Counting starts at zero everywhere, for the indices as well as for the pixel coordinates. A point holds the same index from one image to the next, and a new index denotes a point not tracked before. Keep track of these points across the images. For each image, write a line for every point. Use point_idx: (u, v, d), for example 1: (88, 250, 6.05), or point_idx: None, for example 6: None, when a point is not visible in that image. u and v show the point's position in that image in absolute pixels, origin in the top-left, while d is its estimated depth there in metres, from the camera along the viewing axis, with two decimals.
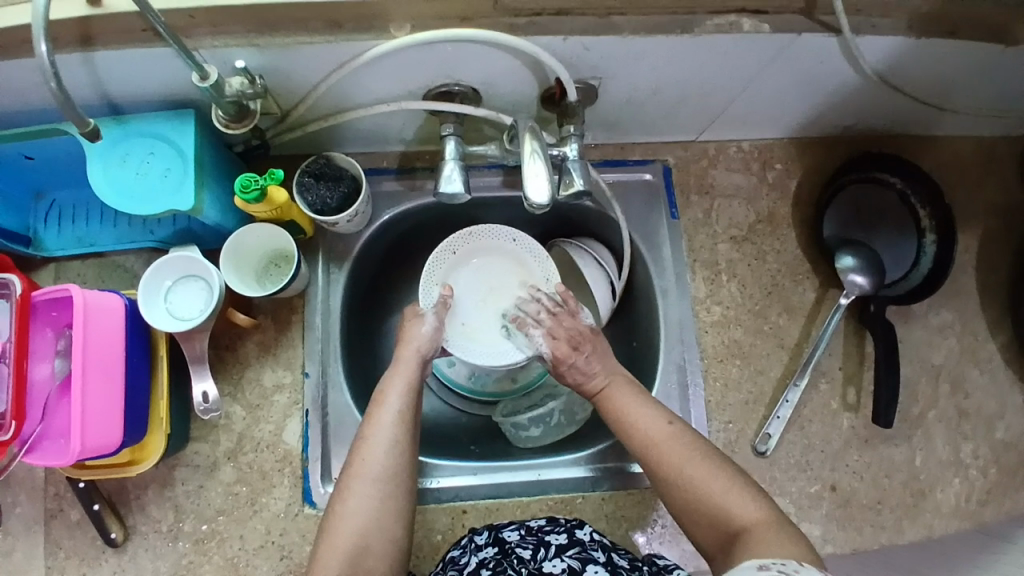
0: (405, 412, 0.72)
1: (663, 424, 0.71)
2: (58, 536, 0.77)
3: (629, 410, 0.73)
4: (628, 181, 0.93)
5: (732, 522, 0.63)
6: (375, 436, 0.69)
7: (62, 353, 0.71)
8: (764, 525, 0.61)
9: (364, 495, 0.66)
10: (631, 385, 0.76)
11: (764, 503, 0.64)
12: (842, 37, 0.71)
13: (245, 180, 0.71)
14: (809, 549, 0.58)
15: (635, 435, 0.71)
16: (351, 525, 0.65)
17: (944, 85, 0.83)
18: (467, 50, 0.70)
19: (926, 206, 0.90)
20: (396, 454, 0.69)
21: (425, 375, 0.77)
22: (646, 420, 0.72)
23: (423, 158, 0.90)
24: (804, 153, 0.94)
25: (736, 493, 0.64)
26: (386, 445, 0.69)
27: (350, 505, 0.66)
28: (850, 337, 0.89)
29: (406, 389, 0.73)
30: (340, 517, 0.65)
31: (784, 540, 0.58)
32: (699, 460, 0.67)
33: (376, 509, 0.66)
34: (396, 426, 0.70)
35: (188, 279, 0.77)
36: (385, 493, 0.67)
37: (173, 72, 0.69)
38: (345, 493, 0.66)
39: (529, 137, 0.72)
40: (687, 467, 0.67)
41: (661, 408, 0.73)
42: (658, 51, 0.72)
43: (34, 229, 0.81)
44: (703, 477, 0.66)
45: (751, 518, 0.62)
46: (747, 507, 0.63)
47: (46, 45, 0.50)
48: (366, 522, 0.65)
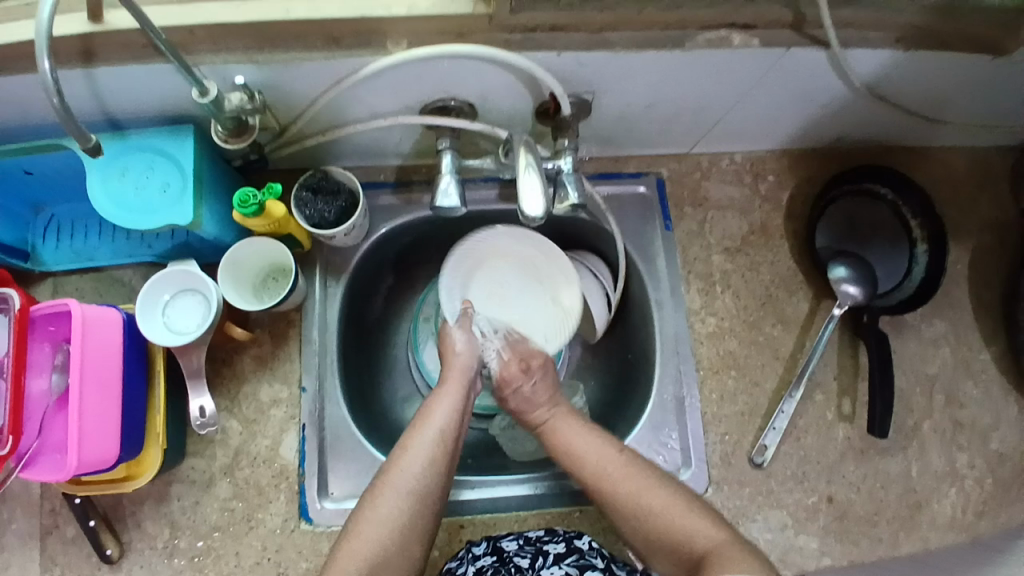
0: (448, 433, 0.72)
1: (614, 453, 0.72)
2: (51, 553, 0.76)
3: (574, 440, 0.74)
4: (623, 194, 0.94)
5: (693, 547, 0.63)
6: (419, 449, 0.69)
7: (59, 367, 0.70)
8: (721, 545, 0.62)
9: (394, 506, 0.66)
10: (577, 419, 0.77)
11: (723, 527, 0.64)
12: (831, 51, 0.72)
13: (243, 196, 0.72)
14: (768, 565, 0.59)
15: (585, 464, 0.72)
16: (374, 533, 0.64)
17: (931, 97, 0.84)
18: (463, 65, 0.71)
19: (916, 217, 0.91)
20: (433, 471, 0.68)
21: (471, 399, 0.78)
22: (590, 449, 0.73)
23: (419, 172, 0.91)
24: (796, 165, 0.95)
25: (694, 517, 0.65)
26: (423, 460, 0.69)
27: (375, 515, 0.65)
28: (844, 348, 0.90)
29: (455, 411, 0.74)
30: (369, 523, 0.65)
31: (742, 557, 0.59)
32: (648, 485, 0.68)
33: (401, 524, 0.65)
34: (437, 442, 0.70)
35: (186, 293, 0.77)
36: (414, 508, 0.66)
37: (172, 87, 0.70)
38: (376, 501, 0.66)
39: (524, 151, 0.73)
40: (643, 494, 0.68)
41: (602, 435, 0.74)
42: (651, 66, 0.73)
43: (32, 243, 0.82)
44: (660, 504, 0.67)
45: (712, 540, 0.63)
46: (704, 533, 0.64)
47: (49, 61, 0.50)
48: (387, 535, 0.64)
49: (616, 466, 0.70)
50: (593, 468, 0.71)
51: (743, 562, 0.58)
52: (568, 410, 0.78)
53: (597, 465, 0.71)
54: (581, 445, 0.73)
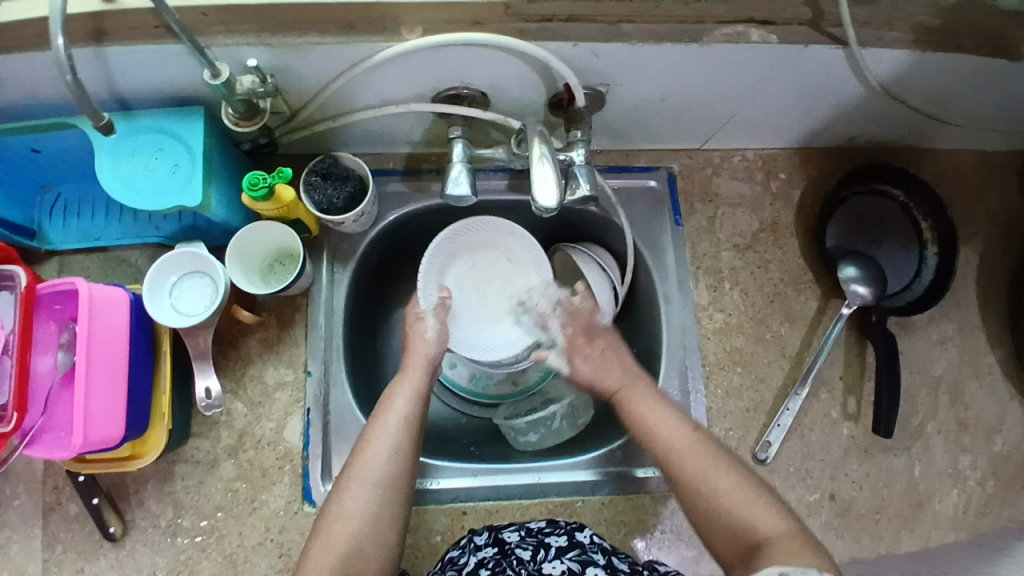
0: (411, 420, 0.72)
1: (687, 430, 0.71)
2: (56, 530, 0.77)
3: (649, 417, 0.73)
4: (633, 188, 0.93)
5: (754, 533, 0.62)
6: (381, 439, 0.69)
7: (64, 346, 0.71)
8: (785, 536, 0.60)
9: (360, 498, 0.66)
10: (646, 390, 0.76)
11: (784, 517, 0.63)
12: (848, 49, 0.71)
13: (252, 179, 0.72)
14: (828, 560, 0.58)
15: (665, 445, 0.70)
16: (343, 528, 0.64)
17: (948, 98, 0.83)
18: (477, 54, 0.70)
19: (927, 219, 0.90)
20: (396, 460, 0.68)
21: (432, 383, 0.78)
22: (666, 425, 0.71)
23: (429, 160, 0.90)
24: (808, 163, 0.95)
25: (757, 504, 0.64)
26: (387, 450, 0.69)
27: (343, 510, 0.65)
28: (850, 347, 0.90)
29: (414, 396, 0.74)
30: (336, 519, 0.65)
31: (805, 552, 0.58)
32: (719, 465, 0.67)
33: (371, 514, 0.65)
34: (399, 432, 0.70)
35: (193, 275, 0.77)
36: (383, 497, 0.66)
37: (184, 69, 0.69)
38: (343, 495, 0.66)
39: (537, 141, 0.72)
40: (711, 475, 0.66)
41: (670, 411, 0.73)
42: (667, 59, 0.73)
43: (39, 222, 0.82)
44: (728, 485, 0.65)
45: (773, 531, 0.61)
46: (769, 521, 0.62)
47: (62, 39, 0.50)
48: (357, 530, 0.64)
49: (690, 445, 0.69)
50: (673, 448, 0.69)
51: (804, 555, 0.57)
52: (625, 377, 0.77)
53: (679, 445, 0.69)
54: (662, 424, 0.72)
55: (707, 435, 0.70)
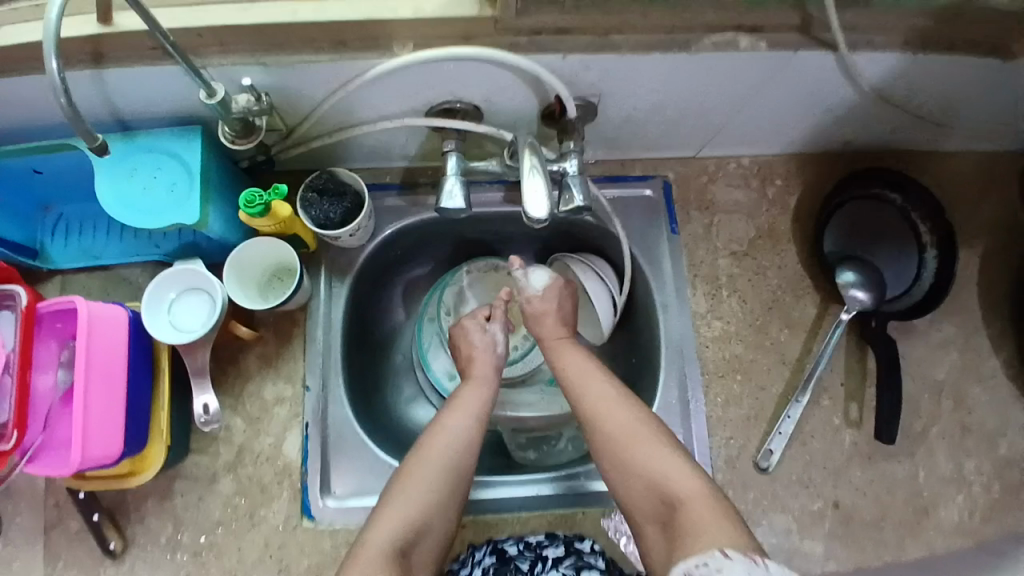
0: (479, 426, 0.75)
1: (608, 389, 0.73)
2: (56, 547, 0.77)
3: (586, 382, 0.75)
4: (629, 198, 0.93)
5: (672, 495, 0.64)
6: (461, 425, 0.74)
7: (65, 364, 0.71)
8: (695, 498, 0.62)
9: (426, 485, 0.68)
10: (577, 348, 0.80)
11: (703, 479, 0.64)
12: (838, 53, 0.71)
13: (249, 196, 0.73)
14: (746, 534, 0.57)
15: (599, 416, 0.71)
16: (417, 497, 0.67)
17: (940, 101, 0.83)
18: (468, 67, 0.71)
19: (926, 222, 0.89)
20: (465, 458, 0.72)
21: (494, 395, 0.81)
22: (589, 382, 0.75)
23: (425, 174, 0.91)
24: (804, 168, 0.95)
25: (678, 464, 0.65)
26: (456, 447, 0.72)
27: (407, 493, 0.68)
28: (851, 353, 0.89)
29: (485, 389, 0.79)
30: (401, 498, 0.67)
31: (721, 522, 0.58)
32: (641, 431, 0.69)
33: (431, 502, 0.68)
34: (466, 435, 0.73)
35: (191, 292, 0.78)
36: (452, 478, 0.70)
37: (180, 88, 0.70)
38: (412, 470, 0.69)
39: (528, 153, 0.72)
40: (628, 437, 0.69)
41: (595, 368, 0.77)
42: (655, 69, 0.73)
43: (42, 242, 0.83)
44: (647, 453, 0.67)
45: (689, 491, 0.63)
46: (683, 483, 0.64)
47: (56, 62, 0.51)
48: (423, 506, 0.67)
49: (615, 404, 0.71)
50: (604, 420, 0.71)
51: (716, 526, 0.58)
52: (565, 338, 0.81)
53: (611, 419, 0.70)
54: (592, 392, 0.74)
55: (641, 407, 0.72)
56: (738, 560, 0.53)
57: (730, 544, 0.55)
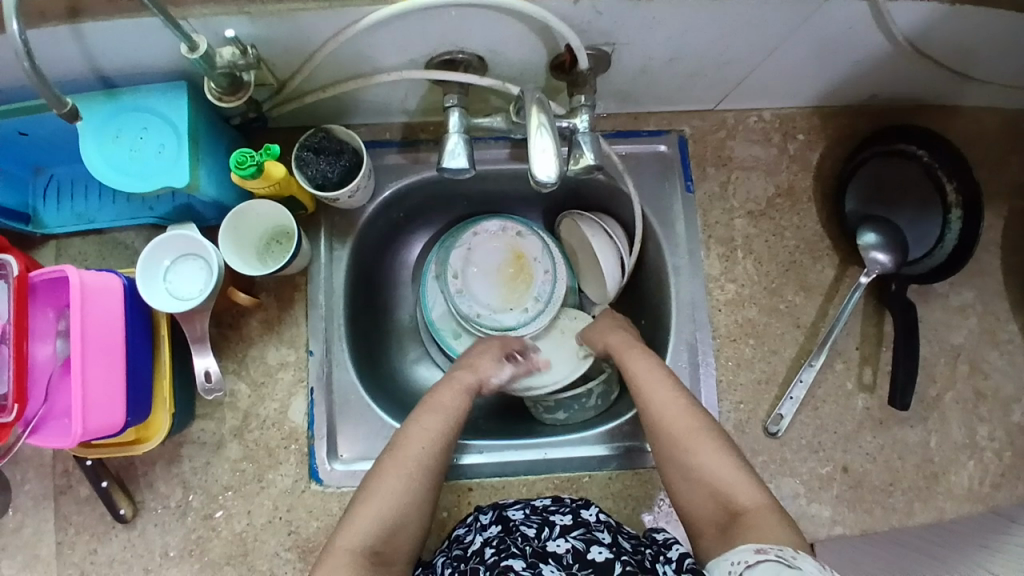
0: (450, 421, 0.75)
1: (675, 395, 0.74)
2: (67, 512, 0.78)
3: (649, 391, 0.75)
4: (642, 153, 0.89)
5: (733, 503, 0.67)
6: (430, 423, 0.74)
7: (63, 333, 0.70)
8: (762, 509, 0.65)
9: (397, 483, 0.69)
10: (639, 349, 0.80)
11: (763, 490, 0.67)
12: (872, 1, 0.66)
13: (239, 157, 0.69)
14: (799, 536, 0.62)
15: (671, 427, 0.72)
16: (389, 499, 0.68)
17: (979, 52, 0.77)
18: (471, 14, 0.66)
19: (952, 180, 0.85)
20: (434, 454, 0.72)
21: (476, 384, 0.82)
22: (652, 386, 0.75)
23: (427, 129, 0.86)
24: (827, 122, 0.89)
25: (743, 476, 0.68)
26: (428, 442, 0.72)
27: (379, 492, 0.68)
28: (868, 317, 0.86)
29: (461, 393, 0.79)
30: (371, 499, 0.68)
31: (782, 526, 0.63)
32: (707, 443, 0.71)
33: (402, 499, 0.68)
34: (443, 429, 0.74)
35: (187, 258, 0.75)
36: (422, 478, 0.70)
37: (161, 42, 0.66)
38: (391, 468, 0.70)
39: (536, 109, 0.68)
40: (693, 443, 0.71)
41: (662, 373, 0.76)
42: (674, 15, 0.67)
43: (33, 206, 0.80)
44: (711, 460, 0.70)
45: (753, 503, 0.66)
46: (747, 494, 0.67)
47: (18, 24, 0.47)
48: (395, 506, 0.68)
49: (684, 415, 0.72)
50: (670, 428, 0.72)
51: (781, 532, 0.62)
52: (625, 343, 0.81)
53: (674, 426, 0.72)
54: (660, 399, 0.74)
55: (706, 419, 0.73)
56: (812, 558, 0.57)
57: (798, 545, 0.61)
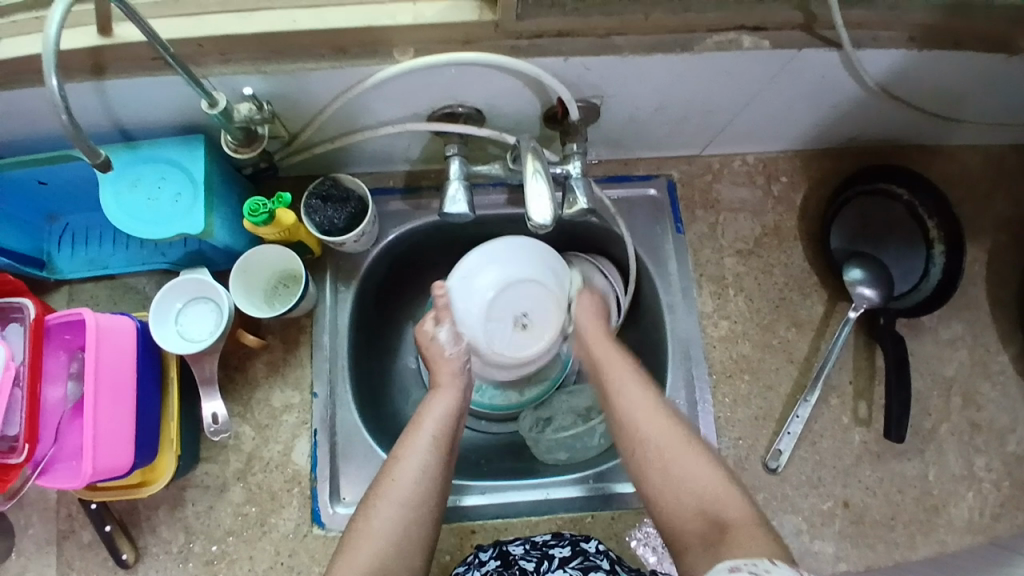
0: (441, 439, 0.73)
1: (656, 403, 0.73)
2: (68, 557, 0.78)
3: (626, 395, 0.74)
4: (633, 197, 0.93)
5: (722, 517, 0.64)
6: (412, 450, 0.71)
7: (75, 376, 0.72)
8: (749, 521, 0.62)
9: (389, 516, 0.67)
10: (621, 354, 0.80)
11: (749, 504, 0.65)
12: (842, 52, 0.71)
13: (252, 205, 0.72)
14: (782, 548, 0.59)
15: (645, 434, 0.71)
16: (372, 541, 0.65)
17: (947, 97, 0.82)
18: (469, 71, 0.70)
19: (933, 217, 0.89)
20: (427, 478, 0.69)
21: (465, 399, 0.79)
22: (633, 399, 0.74)
23: (428, 177, 0.91)
24: (809, 165, 0.94)
25: (728, 488, 0.66)
26: (419, 467, 0.70)
27: (372, 527, 0.66)
28: (859, 351, 0.89)
29: (446, 416, 0.75)
30: (364, 535, 0.66)
31: (765, 539, 0.59)
32: (694, 451, 0.69)
33: (399, 530, 0.66)
34: (430, 450, 0.71)
35: (198, 301, 0.78)
36: (409, 518, 0.67)
37: (181, 98, 0.70)
38: (370, 511, 0.67)
39: (532, 156, 0.72)
40: (675, 454, 0.69)
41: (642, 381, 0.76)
42: (659, 69, 0.72)
43: (48, 252, 0.83)
44: (695, 471, 0.67)
45: (738, 515, 0.64)
46: (733, 506, 0.65)
47: (56, 79, 0.50)
48: (388, 543, 0.65)
49: (661, 419, 0.71)
50: (651, 438, 0.70)
51: (759, 546, 0.58)
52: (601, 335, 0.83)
53: (657, 436, 0.70)
54: (637, 403, 0.73)
55: (687, 428, 0.72)
56: (784, 567, 0.54)
57: (777, 556, 0.56)
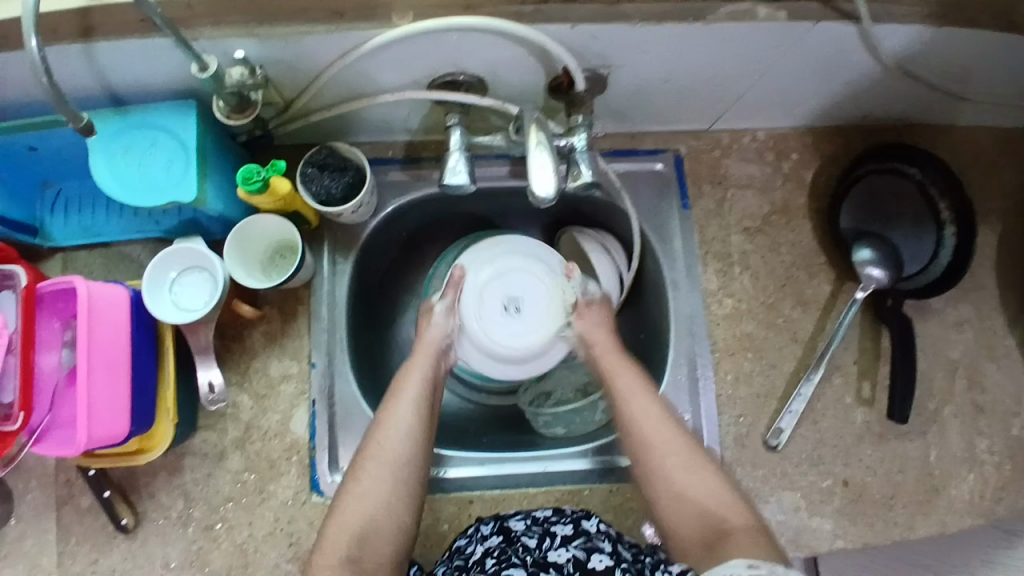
0: (423, 401, 0.72)
1: (660, 411, 0.73)
2: (69, 522, 0.79)
3: (625, 398, 0.74)
4: (639, 172, 0.90)
5: (725, 524, 0.65)
6: (400, 414, 0.71)
7: (69, 344, 0.71)
8: (749, 530, 0.63)
9: (375, 477, 0.67)
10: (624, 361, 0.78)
11: (750, 514, 0.66)
12: (860, 25, 0.68)
13: (246, 171, 0.71)
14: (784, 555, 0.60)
15: (648, 436, 0.71)
16: (360, 508, 0.65)
17: (966, 74, 0.79)
18: (469, 39, 0.68)
19: (945, 200, 0.86)
20: (412, 440, 0.69)
21: (443, 363, 0.79)
22: (644, 409, 0.73)
23: (429, 147, 0.89)
24: (821, 141, 0.91)
25: (731, 501, 0.67)
26: (404, 430, 0.70)
27: (360, 489, 0.67)
28: (864, 333, 0.87)
29: (424, 379, 0.74)
30: (353, 499, 0.66)
31: (761, 546, 0.61)
32: (699, 464, 0.69)
33: (386, 493, 0.67)
34: (414, 411, 0.71)
35: (192, 271, 0.77)
36: (397, 478, 0.67)
37: (172, 63, 0.68)
38: (359, 475, 0.67)
39: (534, 128, 0.70)
40: (687, 476, 0.69)
41: (642, 386, 0.75)
42: (671, 40, 0.70)
43: (42, 219, 0.82)
44: (704, 487, 0.68)
45: (739, 522, 0.65)
46: (738, 515, 0.66)
47: (37, 40, 0.49)
48: (376, 506, 0.66)
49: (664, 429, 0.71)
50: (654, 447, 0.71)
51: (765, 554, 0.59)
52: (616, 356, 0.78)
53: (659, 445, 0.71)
54: (639, 411, 0.73)
55: (690, 438, 0.72)
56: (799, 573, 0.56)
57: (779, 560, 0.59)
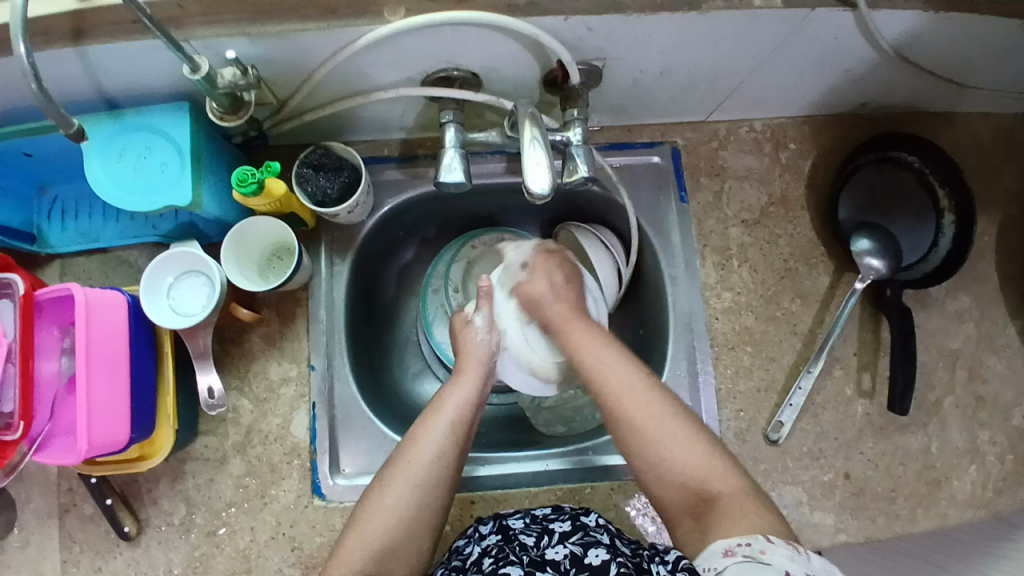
0: (459, 423, 0.72)
1: (640, 376, 0.71)
2: (71, 530, 0.78)
3: (597, 361, 0.73)
4: (636, 165, 0.90)
5: (709, 489, 0.64)
6: (431, 436, 0.70)
7: (68, 351, 0.70)
8: (739, 500, 0.63)
9: (400, 495, 0.67)
10: (594, 329, 0.77)
11: (740, 477, 0.65)
12: (857, 11, 0.67)
13: (240, 175, 0.70)
14: (783, 526, 0.60)
15: (624, 399, 0.70)
16: (380, 525, 0.65)
17: (963, 61, 0.79)
18: (463, 34, 0.67)
19: (944, 186, 0.86)
20: (443, 462, 0.69)
21: (486, 386, 0.78)
22: (617, 372, 0.72)
23: (425, 146, 0.88)
24: (818, 131, 0.91)
25: (713, 462, 0.66)
26: (435, 451, 0.69)
27: (383, 507, 0.66)
28: (865, 323, 0.87)
29: (465, 403, 0.74)
30: (374, 515, 0.66)
31: (756, 518, 0.60)
32: (678, 424, 0.68)
33: (408, 514, 0.66)
34: (447, 435, 0.71)
35: (190, 275, 0.77)
36: (422, 498, 0.67)
37: (164, 64, 0.68)
38: (384, 490, 0.67)
39: (530, 123, 0.69)
40: (660, 429, 0.68)
41: (615, 350, 0.74)
42: (667, 30, 0.69)
43: (38, 225, 0.81)
44: (679, 444, 0.67)
45: (727, 489, 0.64)
46: (720, 478, 0.65)
47: (26, 46, 0.48)
48: (398, 528, 0.65)
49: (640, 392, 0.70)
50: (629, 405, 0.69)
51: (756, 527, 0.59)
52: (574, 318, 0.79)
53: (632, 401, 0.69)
54: (616, 376, 0.71)
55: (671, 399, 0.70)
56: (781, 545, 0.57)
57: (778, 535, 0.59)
